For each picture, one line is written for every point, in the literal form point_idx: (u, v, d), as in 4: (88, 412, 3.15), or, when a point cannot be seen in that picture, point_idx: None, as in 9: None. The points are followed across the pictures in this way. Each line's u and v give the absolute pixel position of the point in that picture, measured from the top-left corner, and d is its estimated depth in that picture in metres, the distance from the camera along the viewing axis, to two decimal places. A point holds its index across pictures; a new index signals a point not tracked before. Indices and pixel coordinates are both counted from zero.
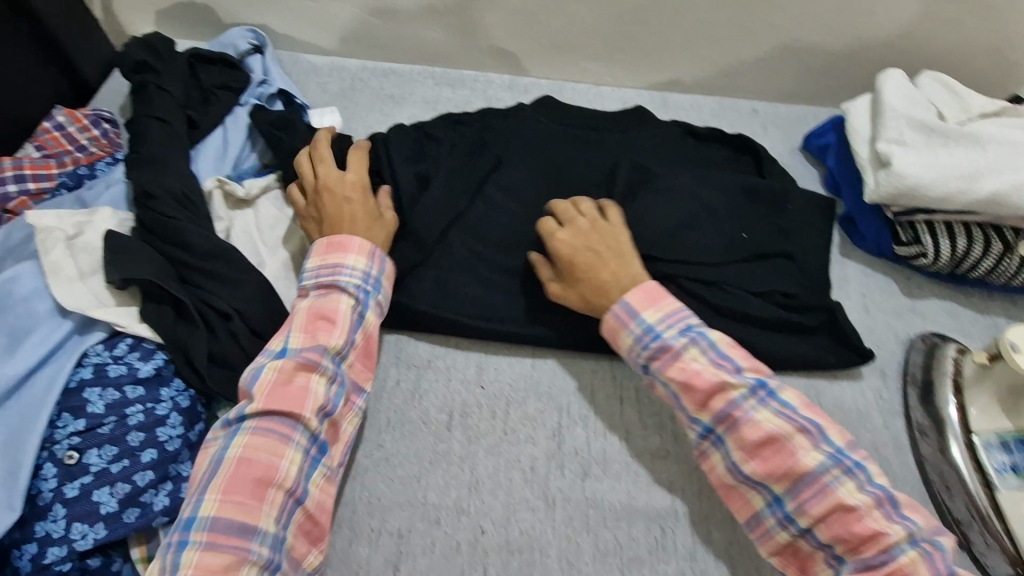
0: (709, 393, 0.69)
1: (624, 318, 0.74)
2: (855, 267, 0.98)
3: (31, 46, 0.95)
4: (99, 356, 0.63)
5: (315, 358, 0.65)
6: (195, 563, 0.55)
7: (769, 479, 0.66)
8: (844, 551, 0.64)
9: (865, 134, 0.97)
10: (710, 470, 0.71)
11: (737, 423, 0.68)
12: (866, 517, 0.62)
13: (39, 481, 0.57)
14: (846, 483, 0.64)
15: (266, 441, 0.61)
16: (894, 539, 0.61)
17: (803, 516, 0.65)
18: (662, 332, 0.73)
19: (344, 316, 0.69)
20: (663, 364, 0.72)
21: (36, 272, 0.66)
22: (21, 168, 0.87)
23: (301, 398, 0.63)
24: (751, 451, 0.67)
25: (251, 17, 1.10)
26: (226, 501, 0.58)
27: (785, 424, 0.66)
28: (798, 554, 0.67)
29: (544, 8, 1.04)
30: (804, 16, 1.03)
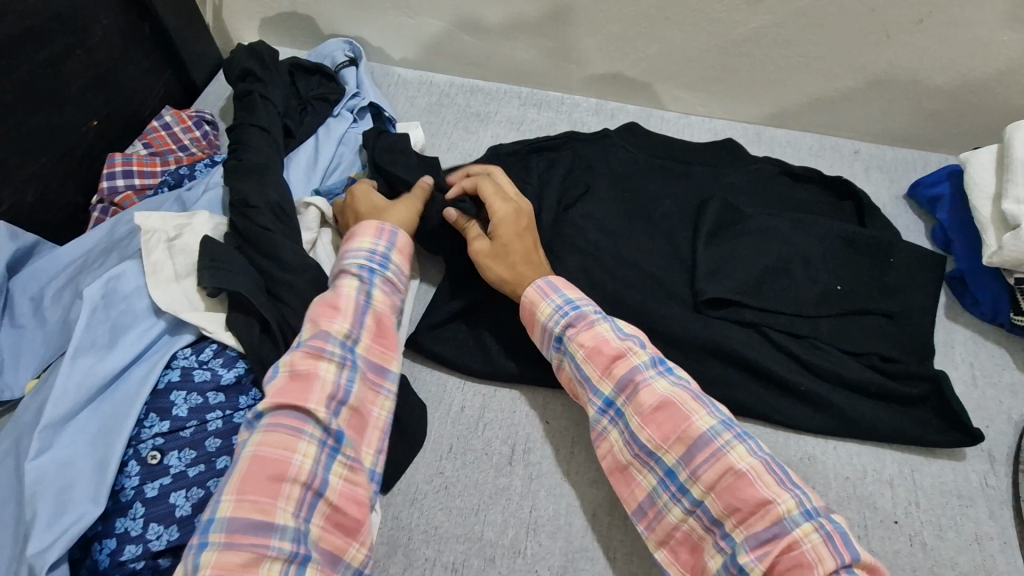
0: (613, 358, 0.69)
1: (543, 292, 0.74)
2: (963, 332, 0.89)
3: (150, 48, 1.01)
4: (186, 359, 0.65)
5: (321, 344, 0.64)
6: (213, 564, 0.53)
7: (660, 447, 0.65)
8: (734, 526, 0.60)
9: (988, 189, 0.88)
10: (607, 452, 0.69)
11: (636, 387, 0.67)
12: (757, 483, 0.60)
13: (123, 478, 0.59)
14: (735, 447, 0.62)
15: (280, 434, 0.59)
16: (783, 509, 0.58)
17: (696, 483, 0.62)
18: (579, 304, 0.73)
19: (351, 299, 0.68)
20: (577, 331, 0.72)
21: (138, 271, 0.69)
22: (129, 164, 0.93)
23: (313, 382, 0.62)
24: (647, 415, 0.66)
25: (350, 29, 1.13)
26: (242, 501, 0.56)
27: (756, 462, 0.61)
28: (688, 540, 0.64)
29: (641, 34, 1.01)
30: (924, 56, 0.96)
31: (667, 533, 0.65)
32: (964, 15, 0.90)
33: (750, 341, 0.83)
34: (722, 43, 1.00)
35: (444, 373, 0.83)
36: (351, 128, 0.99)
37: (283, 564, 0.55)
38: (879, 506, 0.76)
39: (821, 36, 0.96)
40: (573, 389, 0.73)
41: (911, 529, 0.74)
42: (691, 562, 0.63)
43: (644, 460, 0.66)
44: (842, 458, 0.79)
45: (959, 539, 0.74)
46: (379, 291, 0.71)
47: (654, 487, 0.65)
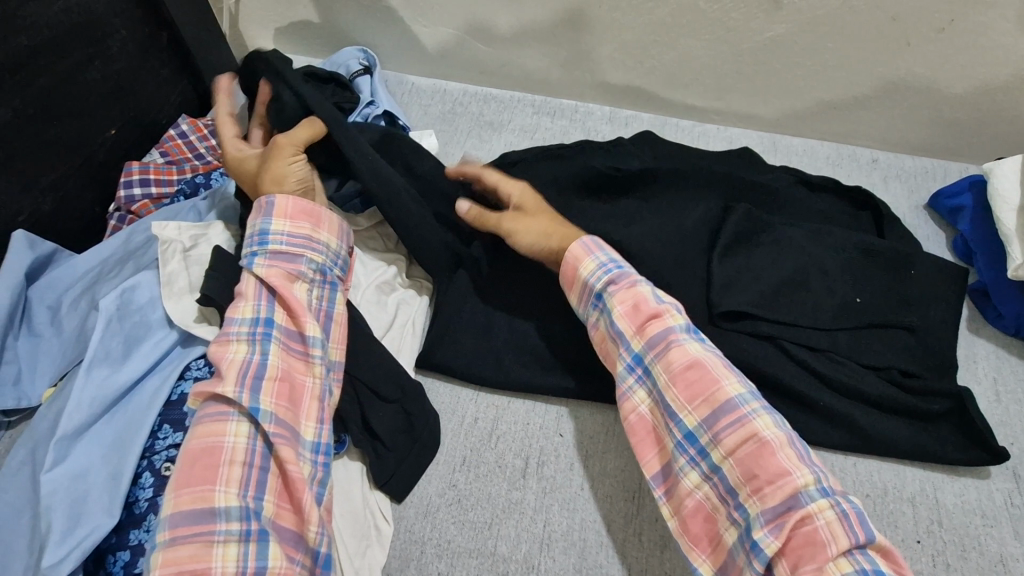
0: (650, 316, 0.69)
1: (589, 249, 0.75)
2: (985, 346, 0.87)
3: (167, 58, 1.02)
4: (200, 371, 0.66)
5: (224, 331, 0.65)
6: (163, 561, 0.54)
7: (684, 407, 0.64)
8: (748, 496, 0.59)
9: (1012, 201, 0.86)
10: (631, 411, 0.69)
11: (668, 346, 0.67)
12: (779, 453, 0.59)
13: (136, 489, 0.59)
14: (761, 416, 0.61)
15: (208, 423, 0.60)
16: (800, 483, 0.57)
17: (716, 448, 0.62)
18: (623, 265, 0.74)
19: (249, 280, 0.68)
20: (618, 288, 0.72)
21: (153, 282, 0.69)
22: (146, 172, 0.94)
23: (224, 364, 0.62)
24: (676, 374, 0.65)
25: (364, 38, 1.13)
26: (181, 496, 0.56)
27: (780, 433, 0.60)
28: (700, 510, 0.63)
29: (655, 42, 1.01)
30: (946, 63, 0.94)
31: (681, 502, 0.64)
32: (987, 23, 0.88)
33: (767, 354, 0.82)
34: (738, 51, 0.99)
35: (458, 384, 0.82)
36: None
37: (238, 546, 0.55)
38: (901, 525, 0.74)
39: (839, 45, 0.95)
40: (604, 348, 0.73)
41: (933, 550, 0.72)
42: (703, 532, 0.62)
43: (666, 421, 0.66)
44: (861, 476, 0.78)
45: (983, 560, 0.72)
46: (266, 263, 0.69)
47: (673, 450, 0.65)
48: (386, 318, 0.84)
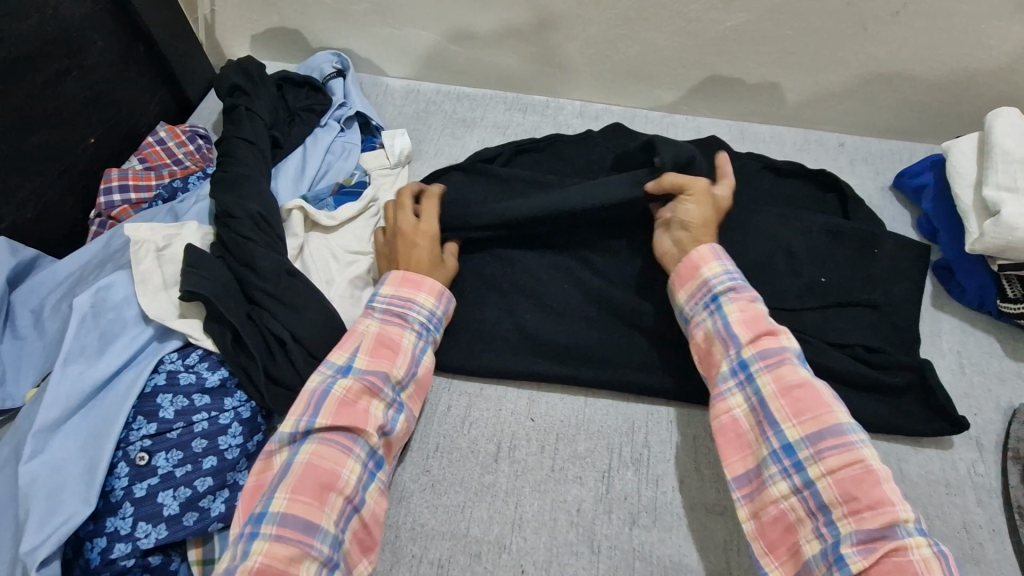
0: (765, 331, 0.70)
1: (717, 254, 0.76)
2: (950, 321, 0.89)
3: (145, 68, 1.04)
4: (173, 364, 0.67)
5: (380, 383, 0.67)
6: (264, 552, 0.56)
7: (789, 419, 0.63)
8: (842, 515, 0.58)
9: (970, 177, 0.88)
10: (723, 411, 0.68)
11: (781, 361, 0.67)
12: (883, 484, 0.58)
13: (112, 479, 0.60)
14: (869, 446, 0.61)
15: (330, 450, 0.63)
16: (902, 516, 0.56)
17: (817, 464, 0.60)
18: (742, 277, 0.75)
19: (407, 350, 0.71)
20: (737, 297, 0.72)
21: (127, 281, 0.71)
22: (125, 179, 0.96)
23: (363, 417, 0.65)
24: (785, 388, 0.65)
25: (338, 41, 1.16)
26: (294, 500, 0.59)
27: (884, 467, 0.59)
28: (782, 520, 0.61)
29: (621, 36, 1.03)
30: (905, 46, 0.96)
31: (763, 507, 0.63)
32: (942, 5, 0.90)
33: None
34: (702, 42, 1.01)
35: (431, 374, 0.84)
36: (338, 137, 1.02)
37: (319, 567, 0.57)
38: None
39: (799, 32, 0.97)
40: (705, 349, 0.73)
41: None
42: (778, 541, 0.61)
43: (763, 428, 0.65)
44: None
45: (946, 528, 0.73)
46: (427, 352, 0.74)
47: (765, 458, 0.64)
48: (360, 313, 0.83)
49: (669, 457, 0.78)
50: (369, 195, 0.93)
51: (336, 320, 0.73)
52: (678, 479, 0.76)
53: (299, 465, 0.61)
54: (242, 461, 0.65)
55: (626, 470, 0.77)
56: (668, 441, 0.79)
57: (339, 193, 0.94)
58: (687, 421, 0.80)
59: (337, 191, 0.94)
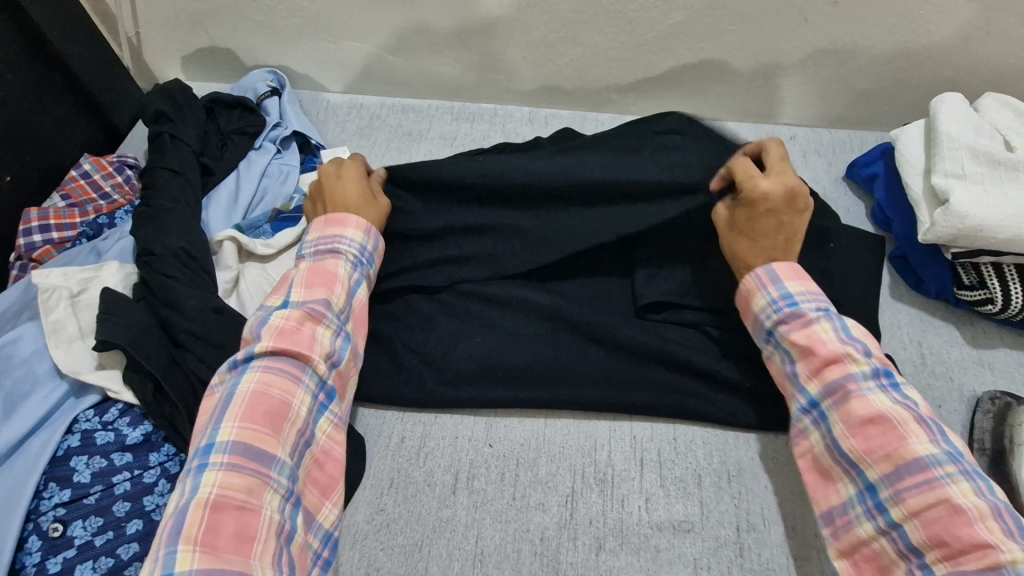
0: (827, 360, 0.66)
1: (762, 283, 0.73)
2: (909, 312, 0.88)
3: (64, 97, 0.98)
4: (89, 422, 0.62)
5: (322, 309, 0.66)
6: (218, 484, 0.54)
7: (863, 459, 0.61)
8: (936, 559, 0.55)
9: (919, 165, 0.87)
10: (804, 452, 0.67)
11: (847, 395, 0.63)
12: (978, 524, 0.54)
13: (23, 555, 0.55)
14: (959, 480, 0.56)
15: (278, 377, 0.60)
16: (1005, 558, 0.51)
17: (898, 506, 0.58)
18: (798, 300, 0.70)
19: (344, 280, 0.70)
20: (790, 328, 0.69)
21: (37, 333, 0.66)
22: (46, 218, 0.90)
23: (310, 342, 0.63)
24: (856, 426, 0.62)
25: (272, 58, 1.11)
26: (245, 430, 0.56)
27: (982, 502, 0.55)
28: (875, 559, 0.60)
29: (563, 39, 1.00)
30: (846, 36, 0.95)
31: (853, 546, 0.61)
32: None
33: (692, 341, 0.82)
34: (644, 41, 0.99)
35: (381, 407, 0.80)
36: (274, 159, 0.97)
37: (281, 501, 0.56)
38: None
39: (741, 26, 0.95)
40: (781, 384, 0.71)
41: None
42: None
43: (846, 468, 0.63)
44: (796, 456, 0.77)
45: None
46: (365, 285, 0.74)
47: (852, 497, 0.62)
48: None
49: (634, 474, 0.75)
50: None
51: None
52: (645, 497, 0.73)
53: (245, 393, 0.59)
54: None
55: (590, 492, 0.73)
56: (633, 457, 0.76)
57: (276, 219, 0.89)
58: (650, 435, 0.78)
59: (274, 217, 0.89)
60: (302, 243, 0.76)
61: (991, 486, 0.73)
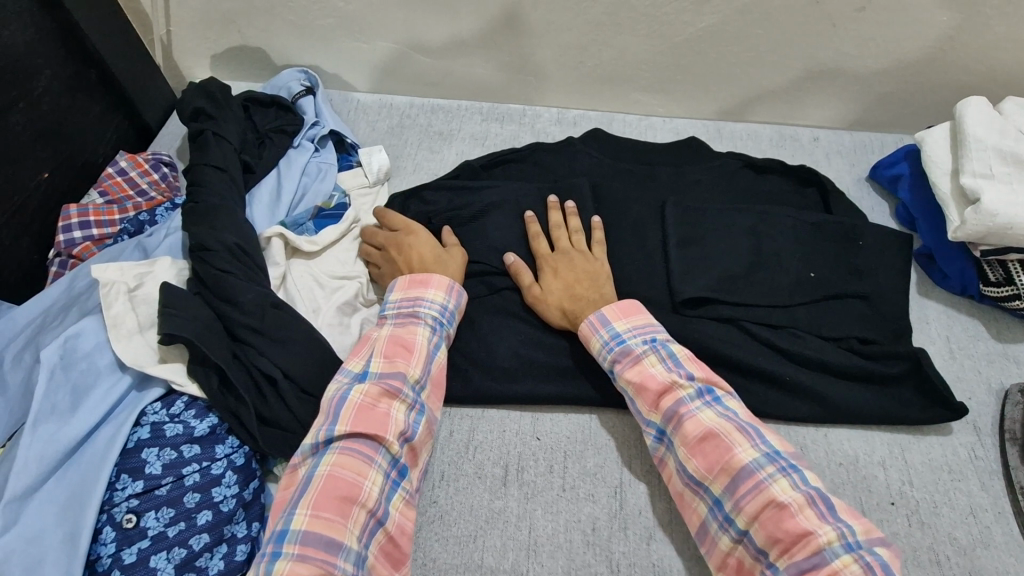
0: (659, 392, 0.70)
1: (595, 327, 0.76)
2: (936, 307, 0.91)
3: (99, 94, 0.98)
4: (156, 414, 0.62)
5: (398, 384, 0.65)
6: (286, 573, 0.54)
7: (706, 477, 0.64)
8: (777, 557, 0.58)
9: (946, 166, 0.90)
10: (665, 479, 0.70)
11: (681, 419, 0.67)
12: (798, 515, 0.58)
13: (98, 546, 0.56)
14: (778, 480, 0.60)
15: (354, 460, 0.61)
16: (823, 540, 0.56)
17: (739, 514, 0.61)
18: (627, 339, 0.74)
19: (422, 348, 0.70)
20: (623, 367, 0.73)
21: (98, 327, 0.66)
22: (86, 215, 0.90)
23: (384, 421, 0.64)
24: (693, 446, 0.65)
25: (303, 58, 1.12)
26: (317, 517, 0.57)
27: (800, 495, 0.59)
28: (740, 570, 0.62)
29: (595, 41, 1.02)
30: (871, 42, 0.98)
31: (720, 563, 0.63)
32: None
33: (732, 336, 0.84)
34: (675, 44, 1.01)
35: None
36: (313, 158, 0.98)
37: None
38: (874, 489, 0.76)
39: (769, 30, 0.98)
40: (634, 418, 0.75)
41: (908, 509, 0.74)
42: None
43: (694, 490, 0.66)
44: (834, 446, 0.79)
45: (954, 513, 0.74)
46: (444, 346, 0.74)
47: (706, 514, 0.65)
48: (351, 341, 0.80)
49: None
50: (351, 216, 0.90)
51: (327, 349, 0.70)
52: None
53: (320, 476, 0.60)
54: (239, 512, 0.61)
55: (638, 483, 0.75)
56: None
57: (319, 216, 0.91)
58: None
59: (316, 215, 0.91)
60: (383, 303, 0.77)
61: None
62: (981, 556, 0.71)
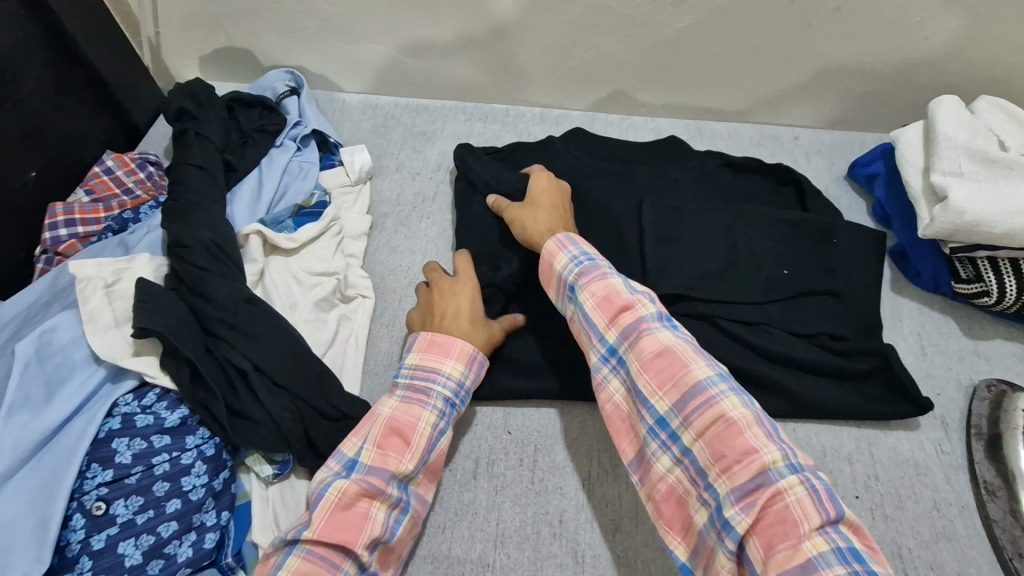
0: (622, 308, 0.67)
1: (562, 245, 0.75)
2: (908, 304, 0.91)
3: (88, 95, 1.00)
4: (128, 406, 0.65)
5: (380, 485, 0.61)
6: None
7: (654, 393, 0.61)
8: (718, 477, 0.56)
9: (919, 164, 0.90)
10: (607, 403, 0.67)
11: (638, 335, 0.64)
12: (745, 432, 0.56)
13: (67, 532, 0.58)
14: (729, 397, 0.58)
15: (317, 567, 0.56)
16: (768, 460, 0.54)
17: (686, 430, 0.59)
18: (597, 258, 0.73)
19: (421, 435, 0.65)
20: (589, 282, 0.70)
21: (75, 321, 0.68)
22: (71, 213, 0.92)
23: (357, 530, 0.58)
24: (646, 362, 0.62)
25: (289, 59, 1.13)
26: None
27: (749, 414, 0.57)
28: (674, 494, 0.61)
29: (575, 42, 1.03)
30: (848, 42, 0.98)
31: (656, 485, 0.62)
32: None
33: (704, 333, 0.85)
34: (654, 44, 1.02)
35: None
36: (294, 157, 1.00)
37: None
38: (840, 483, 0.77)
39: (747, 31, 0.98)
40: (581, 339, 0.71)
41: (873, 503, 0.75)
42: (676, 517, 0.60)
43: (639, 409, 0.63)
44: (801, 441, 0.80)
45: (918, 508, 0.75)
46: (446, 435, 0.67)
47: (646, 436, 0.63)
48: (327, 337, 0.83)
49: None
50: (331, 215, 0.93)
51: (299, 343, 0.71)
52: None
53: None
54: (208, 501, 0.63)
55: (606, 477, 0.76)
56: None
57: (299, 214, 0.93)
58: None
59: (295, 213, 0.93)
60: (399, 364, 0.71)
61: (988, 469, 0.77)
62: (943, 549, 0.72)
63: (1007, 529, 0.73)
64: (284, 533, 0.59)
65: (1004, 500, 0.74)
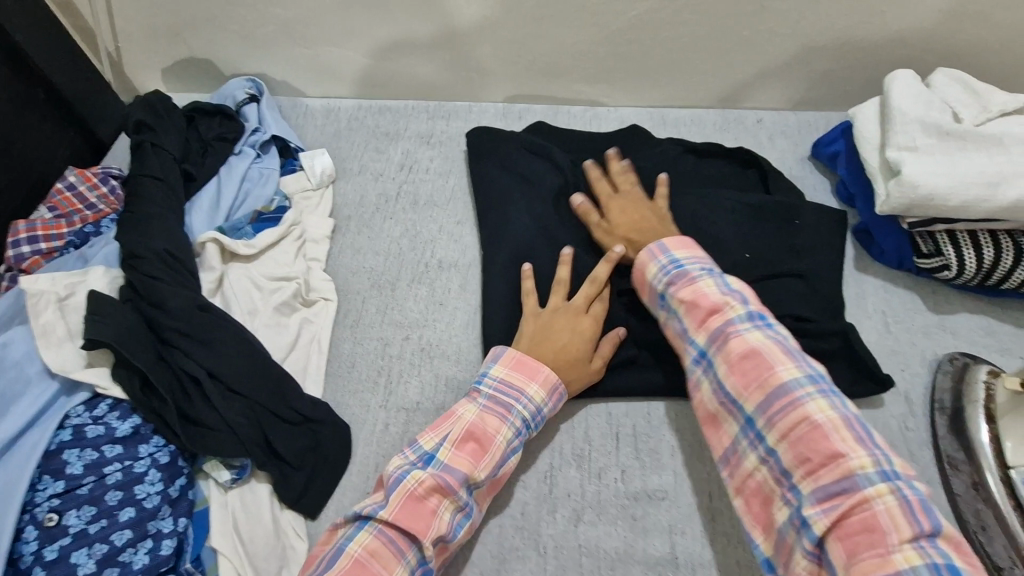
0: (710, 310, 0.69)
1: (653, 253, 0.76)
2: (873, 282, 0.91)
3: (48, 112, 1.01)
4: (80, 417, 0.66)
5: (454, 486, 0.63)
6: None
7: (742, 394, 0.64)
8: (802, 477, 0.58)
9: (876, 141, 0.90)
10: (698, 402, 0.69)
11: (726, 338, 0.66)
12: (833, 436, 0.58)
13: (21, 544, 0.60)
14: (817, 400, 0.60)
15: (384, 548, 0.60)
16: (855, 465, 0.56)
17: (771, 431, 0.61)
18: (685, 264, 0.73)
19: (495, 449, 0.67)
20: (678, 287, 0.72)
21: (28, 336, 0.69)
22: (34, 230, 0.92)
23: (428, 520, 0.62)
24: (734, 364, 0.65)
25: (250, 66, 1.13)
26: None
27: (837, 417, 0.59)
28: (761, 492, 0.62)
29: (532, 35, 1.03)
30: (805, 21, 0.98)
31: (742, 481, 0.64)
32: None
33: None
34: (611, 33, 1.02)
35: (365, 394, 0.81)
36: (255, 163, 1.00)
37: None
38: None
39: (702, 16, 0.98)
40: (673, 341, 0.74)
41: None
42: (761, 514, 0.62)
43: (728, 408, 0.65)
44: None
45: None
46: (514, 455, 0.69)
47: (736, 434, 0.65)
48: (286, 342, 0.83)
49: (610, 450, 0.77)
50: (291, 219, 0.93)
51: (252, 348, 0.72)
52: (621, 470, 0.76)
53: (350, 555, 0.60)
54: (164, 508, 0.64)
55: (568, 468, 0.76)
56: (609, 433, 0.79)
57: (259, 221, 0.93)
58: (625, 411, 0.80)
59: (255, 218, 0.94)
60: (484, 369, 0.74)
61: (951, 443, 0.76)
62: None
63: (970, 502, 0.72)
64: (356, 509, 0.64)
65: (966, 474, 0.74)
